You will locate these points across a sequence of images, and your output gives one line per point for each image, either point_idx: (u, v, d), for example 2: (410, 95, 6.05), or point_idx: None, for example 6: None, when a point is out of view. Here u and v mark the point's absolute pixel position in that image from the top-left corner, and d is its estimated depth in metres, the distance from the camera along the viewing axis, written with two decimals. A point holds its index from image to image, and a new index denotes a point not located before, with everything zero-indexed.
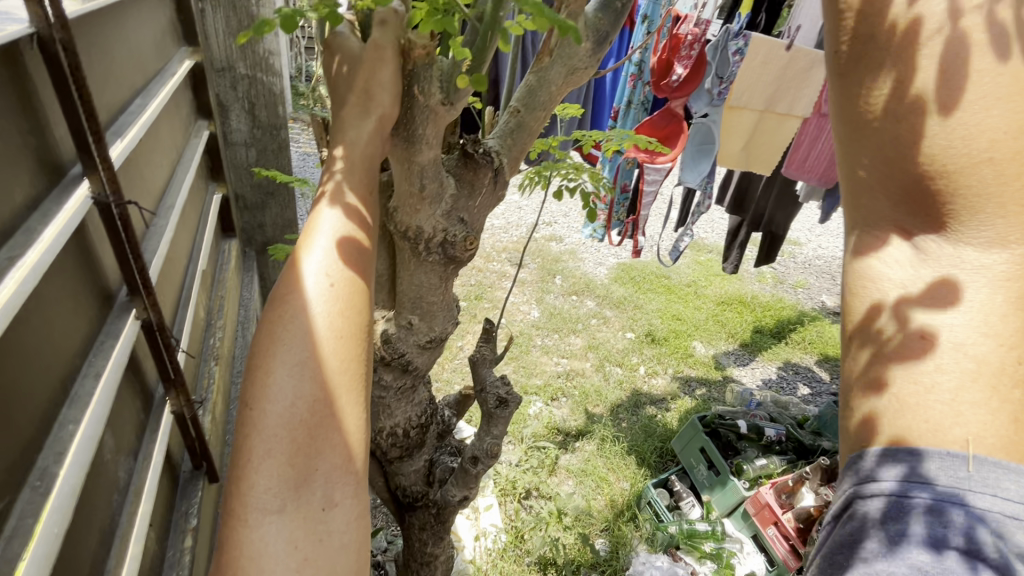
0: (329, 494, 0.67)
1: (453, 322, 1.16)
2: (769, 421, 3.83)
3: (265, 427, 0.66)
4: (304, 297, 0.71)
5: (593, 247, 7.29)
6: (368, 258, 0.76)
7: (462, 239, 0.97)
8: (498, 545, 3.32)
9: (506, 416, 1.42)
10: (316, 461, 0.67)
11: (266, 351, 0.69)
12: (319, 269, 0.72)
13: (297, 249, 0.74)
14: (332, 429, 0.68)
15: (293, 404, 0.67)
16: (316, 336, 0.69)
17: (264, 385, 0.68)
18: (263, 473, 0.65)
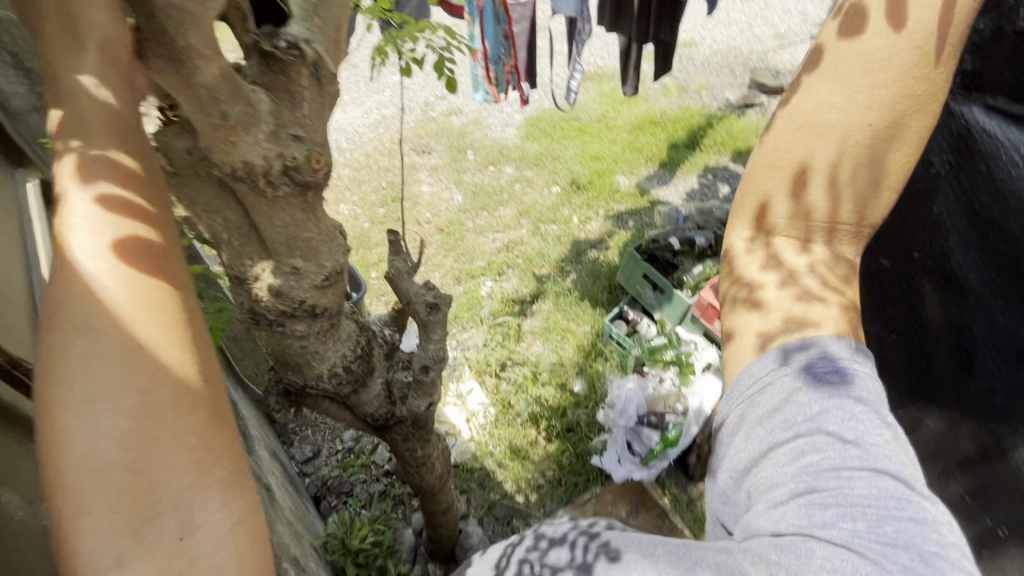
0: (183, 518, 0.55)
1: (342, 251, 1.06)
2: (697, 229, 4.02)
3: (73, 480, 0.54)
4: (88, 287, 0.60)
5: (495, 108, 6.86)
6: (148, 245, 0.64)
7: (306, 159, 0.83)
8: (490, 418, 3.67)
9: (440, 320, 1.38)
10: (152, 487, 0.55)
11: (50, 380, 0.57)
12: (85, 250, 0.61)
13: (57, 257, 0.62)
14: (160, 446, 0.56)
15: (97, 445, 0.55)
16: (116, 323, 0.59)
17: (57, 432, 0.55)
18: (98, 520, 0.53)
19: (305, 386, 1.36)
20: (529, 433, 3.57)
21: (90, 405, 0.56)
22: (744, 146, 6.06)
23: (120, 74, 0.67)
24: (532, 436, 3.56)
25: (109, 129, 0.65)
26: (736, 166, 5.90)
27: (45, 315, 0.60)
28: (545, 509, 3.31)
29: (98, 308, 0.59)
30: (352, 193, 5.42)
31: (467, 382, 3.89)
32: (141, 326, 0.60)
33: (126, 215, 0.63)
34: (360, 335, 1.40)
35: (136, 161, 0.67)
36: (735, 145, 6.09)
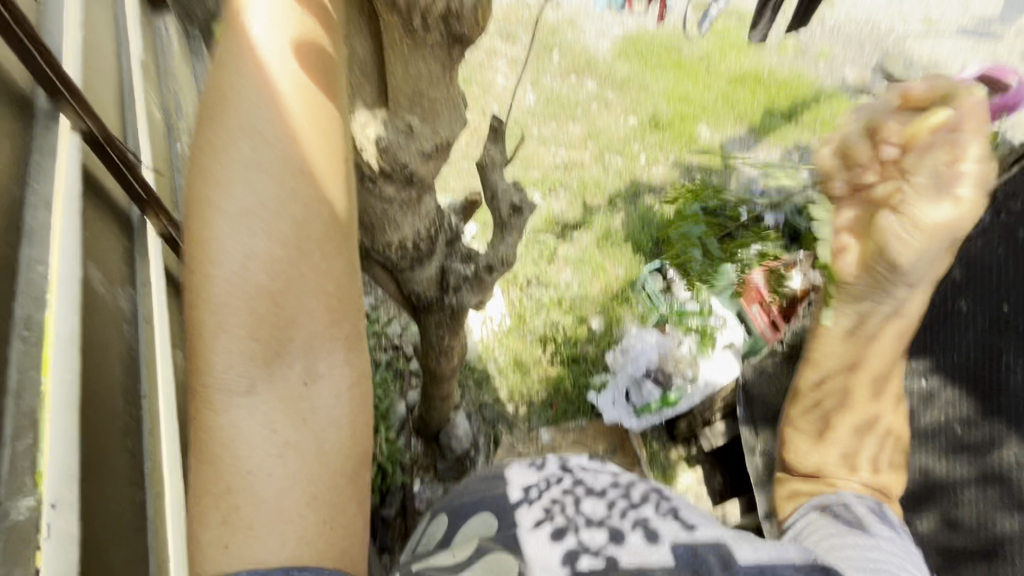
0: (308, 368, 0.70)
1: (461, 125, 0.97)
2: (770, 208, 3.72)
3: (212, 293, 0.66)
4: (276, 125, 0.67)
5: (596, 11, 6.25)
6: (327, 70, 0.71)
7: (472, 7, 0.73)
8: (504, 327, 3.73)
9: (519, 226, 1.35)
10: (289, 329, 0.68)
11: (212, 189, 0.66)
12: (276, 61, 0.67)
13: (240, 22, 0.68)
14: (297, 296, 0.67)
15: (245, 264, 0.66)
16: (262, 202, 0.66)
17: (205, 247, 0.66)
18: (227, 345, 0.66)
19: (370, 249, 1.35)
20: (536, 352, 3.59)
21: (230, 249, 0.65)
22: None
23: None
24: (537, 355, 3.63)
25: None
26: None
27: (207, 98, 0.70)
28: (530, 425, 3.44)
29: (276, 121, 0.67)
30: None
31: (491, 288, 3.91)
32: (330, 186, 0.69)
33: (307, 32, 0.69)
34: (435, 215, 1.36)
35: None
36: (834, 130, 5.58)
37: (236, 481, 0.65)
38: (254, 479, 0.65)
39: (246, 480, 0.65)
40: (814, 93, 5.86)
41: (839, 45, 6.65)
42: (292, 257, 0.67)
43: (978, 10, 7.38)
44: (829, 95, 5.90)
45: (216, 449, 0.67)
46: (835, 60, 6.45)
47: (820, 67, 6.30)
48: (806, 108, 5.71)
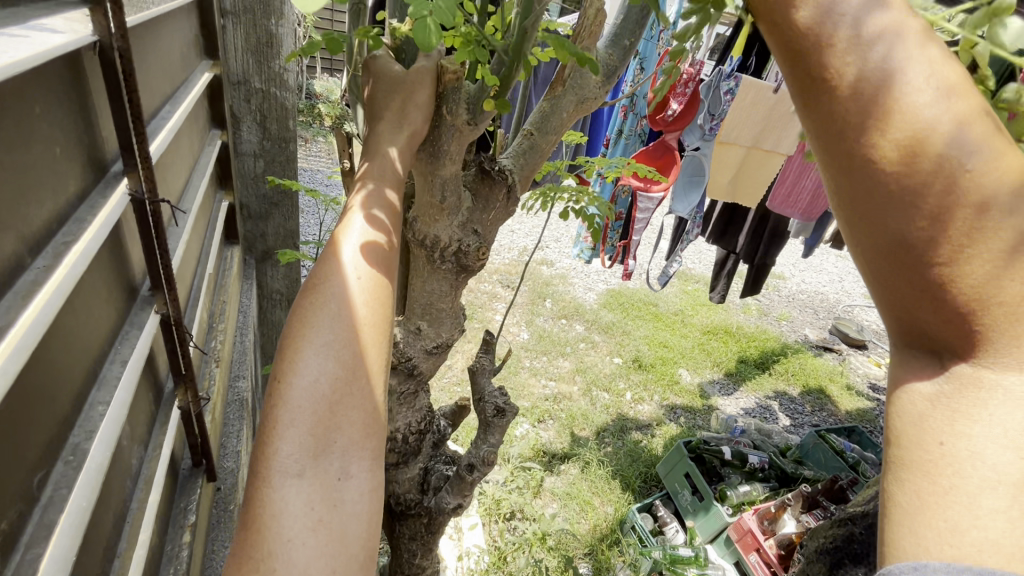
0: (346, 466, 0.68)
1: (458, 329, 1.22)
2: (753, 448, 3.82)
3: (290, 399, 0.69)
4: (350, 269, 0.76)
5: (584, 271, 7.44)
6: (392, 259, 0.80)
7: (475, 249, 1.05)
8: (481, 567, 3.24)
9: (502, 425, 1.47)
10: (336, 433, 0.69)
11: (301, 314, 0.74)
12: (358, 222, 0.79)
13: (341, 221, 0.80)
14: (353, 406, 0.70)
15: (319, 378, 0.70)
16: (334, 331, 0.72)
17: (292, 359, 0.70)
18: (287, 441, 0.67)
19: None
20: None
21: (311, 354, 0.71)
22: (814, 385, 5.97)
23: (416, 139, 0.86)
24: None
25: (393, 165, 0.83)
26: (804, 400, 5.76)
27: (307, 280, 0.78)
28: None
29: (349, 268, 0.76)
30: None
31: (471, 518, 3.66)
32: (377, 330, 0.75)
33: (384, 199, 0.81)
34: (427, 413, 1.50)
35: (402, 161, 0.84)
36: (805, 381, 6.01)
37: (277, 546, 0.61)
38: (292, 546, 0.61)
39: (285, 547, 0.61)
40: (781, 348, 6.52)
41: (796, 310, 7.67)
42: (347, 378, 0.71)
43: None
44: (793, 350, 6.55)
45: (263, 519, 0.63)
46: (794, 321, 7.37)
47: (782, 326, 7.15)
48: (775, 360, 6.27)
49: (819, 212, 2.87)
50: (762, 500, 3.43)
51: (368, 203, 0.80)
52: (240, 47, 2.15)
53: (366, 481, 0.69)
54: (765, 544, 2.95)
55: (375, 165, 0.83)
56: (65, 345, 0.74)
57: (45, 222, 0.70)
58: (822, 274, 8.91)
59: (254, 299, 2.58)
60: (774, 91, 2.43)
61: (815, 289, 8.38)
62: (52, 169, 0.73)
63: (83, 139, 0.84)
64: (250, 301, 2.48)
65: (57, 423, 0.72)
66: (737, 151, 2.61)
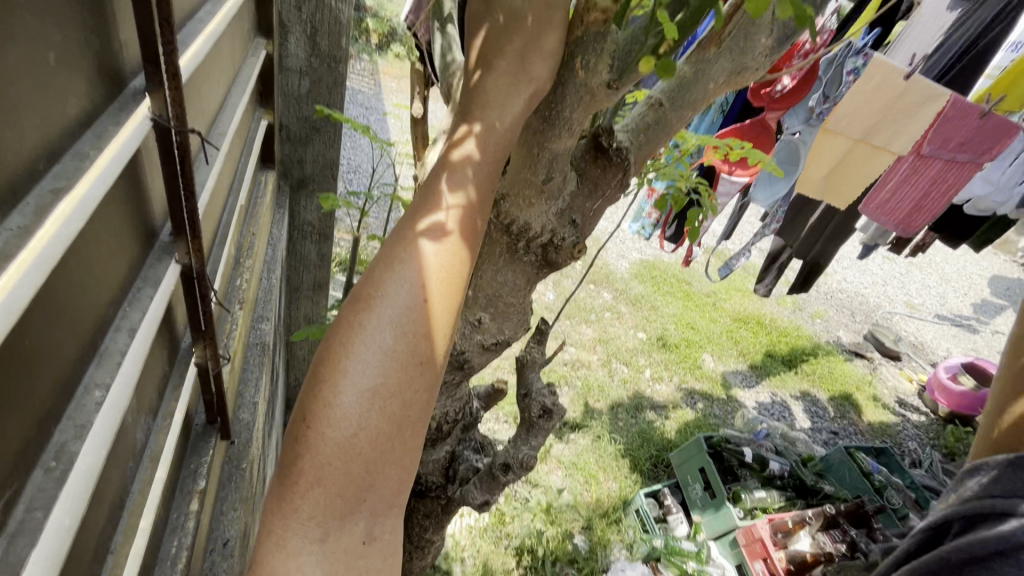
0: (371, 529, 0.59)
1: (524, 328, 1.03)
2: (774, 453, 3.68)
3: (318, 455, 0.56)
4: (412, 294, 0.60)
5: (619, 236, 7.12)
6: (467, 282, 0.64)
7: (571, 245, 0.84)
8: (480, 524, 3.37)
9: (546, 428, 1.32)
10: (366, 496, 0.58)
11: (346, 340, 0.58)
12: (428, 232, 0.61)
13: (416, 223, 0.62)
14: (390, 465, 0.59)
15: (357, 433, 0.56)
16: (385, 374, 0.58)
17: (327, 403, 0.57)
18: (310, 500, 0.56)
19: None
20: (508, 562, 3.20)
21: (349, 404, 0.56)
22: (840, 391, 5.75)
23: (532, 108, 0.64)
24: (509, 566, 3.18)
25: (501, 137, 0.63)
26: (827, 404, 5.56)
27: (356, 290, 0.61)
28: None
29: (411, 291, 0.60)
30: None
31: None
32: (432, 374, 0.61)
33: (469, 203, 0.63)
34: (465, 400, 1.35)
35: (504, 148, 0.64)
36: (831, 385, 5.79)
37: None
38: None
39: None
40: (811, 347, 6.25)
41: (833, 308, 7.32)
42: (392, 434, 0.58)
43: (953, 306, 8.20)
44: (824, 351, 6.27)
45: None
46: (829, 321, 7.04)
47: (816, 324, 6.84)
48: (804, 359, 6.03)
49: (917, 224, 2.62)
50: (775, 508, 3.33)
51: (449, 204, 0.62)
52: None
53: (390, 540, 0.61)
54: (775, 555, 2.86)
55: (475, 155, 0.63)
56: (52, 322, 0.57)
57: (28, 159, 0.51)
58: (865, 274, 8.45)
59: (285, 230, 2.41)
60: (907, 77, 2.06)
61: (857, 289, 7.97)
62: (42, 82, 0.53)
63: (93, 42, 0.64)
64: (281, 232, 2.32)
65: (36, 421, 0.56)
66: (842, 143, 2.34)
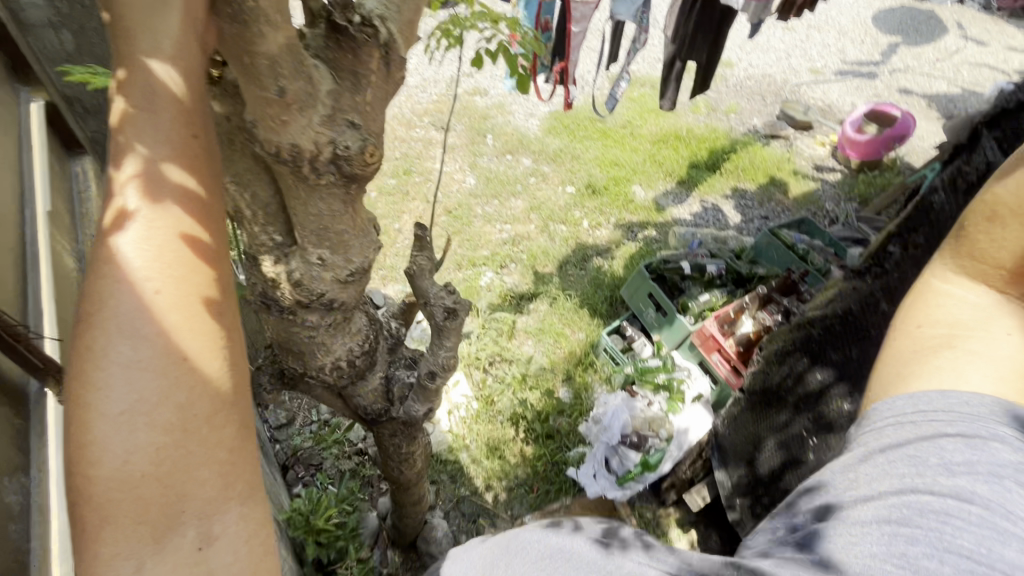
0: (204, 530, 0.60)
1: (373, 248, 0.98)
2: (710, 257, 3.94)
3: (96, 496, 0.58)
4: (140, 298, 0.64)
5: (522, 94, 6.71)
6: (196, 264, 0.68)
7: (359, 149, 0.80)
8: (471, 412, 3.71)
9: (457, 327, 1.31)
10: (179, 504, 0.59)
11: (83, 380, 0.61)
12: (131, 238, 0.66)
13: (109, 240, 0.66)
14: (189, 466, 0.60)
15: (130, 458, 0.59)
16: (144, 382, 0.61)
17: (86, 446, 0.59)
18: (110, 541, 0.57)
19: (303, 374, 1.28)
20: (507, 432, 3.64)
21: (113, 431, 0.59)
22: (762, 178, 6.00)
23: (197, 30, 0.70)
24: (510, 435, 3.63)
25: (168, 95, 0.68)
26: (754, 194, 5.84)
27: (81, 332, 0.64)
28: (512, 512, 3.39)
29: (134, 297, 0.63)
30: None
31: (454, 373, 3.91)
32: (200, 361, 0.64)
33: (168, 189, 0.68)
34: (369, 329, 1.31)
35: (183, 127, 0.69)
36: (754, 175, 6.02)
37: None
38: None
39: None
40: (730, 144, 6.36)
41: (744, 98, 7.32)
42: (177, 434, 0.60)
43: (853, 58, 8.32)
44: (743, 144, 6.41)
45: None
46: (743, 112, 7.08)
47: (731, 120, 6.89)
48: (725, 159, 6.17)
49: None
50: (721, 305, 3.62)
51: (141, 201, 0.67)
52: None
53: (238, 532, 0.62)
54: (726, 344, 3.20)
55: (147, 149, 0.67)
56: None
57: None
58: (769, 53, 8.34)
59: None
60: None
61: (763, 70, 7.92)
62: None
63: None
64: None
65: None
66: None
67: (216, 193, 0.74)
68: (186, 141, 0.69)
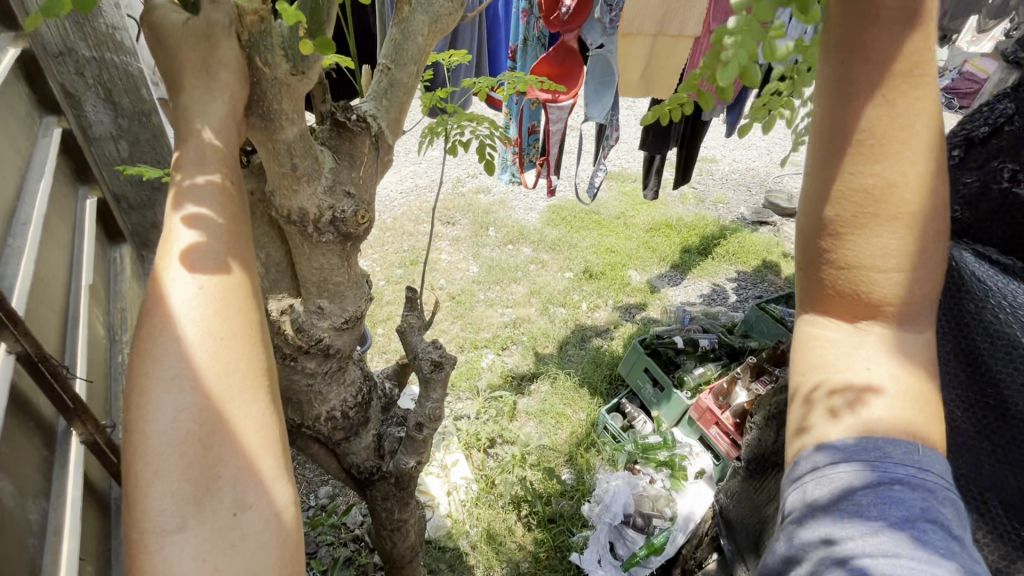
0: (240, 498, 0.63)
1: (364, 299, 1.27)
2: (703, 332, 4.16)
3: (148, 450, 0.62)
4: (173, 334, 0.67)
5: (521, 192, 7.21)
6: (239, 253, 0.75)
7: (353, 214, 1.09)
8: (471, 495, 3.63)
9: (442, 379, 1.43)
10: (217, 468, 0.63)
11: (144, 354, 0.67)
12: (185, 285, 0.69)
13: (158, 266, 0.71)
14: (228, 435, 0.65)
15: (179, 417, 0.63)
16: (194, 386, 0.65)
17: (142, 405, 0.64)
18: (158, 495, 0.60)
19: (300, 425, 1.41)
20: (509, 517, 3.53)
21: (176, 384, 0.65)
22: (754, 262, 6.23)
23: (235, 114, 0.82)
24: (511, 519, 3.53)
25: (216, 154, 0.78)
26: (743, 277, 6.04)
27: (140, 321, 0.69)
28: None
29: (184, 326, 0.67)
30: (375, 249, 5.63)
31: (453, 454, 3.89)
32: (228, 378, 0.67)
33: (214, 251, 0.72)
34: (362, 383, 1.47)
35: (229, 177, 0.78)
36: (746, 259, 6.26)
37: None
38: (173, 544, 0.59)
39: None
40: (719, 231, 6.66)
41: (731, 191, 7.67)
42: (220, 426, 0.65)
43: None
44: (731, 231, 6.72)
45: None
46: (731, 203, 7.40)
47: (719, 210, 7.21)
48: (716, 245, 6.43)
49: None
50: (716, 377, 3.78)
51: (198, 237, 0.72)
52: (61, 19, 2.18)
53: (271, 502, 0.65)
54: (722, 416, 3.26)
55: (204, 205, 0.74)
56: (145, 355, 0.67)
57: None
58: (750, 151, 8.96)
59: (126, 278, 2.61)
60: None
61: (748, 165, 8.40)
62: None
63: None
64: (121, 284, 2.53)
65: None
66: (643, 42, 2.85)
67: (243, 214, 0.79)
68: (230, 195, 0.77)
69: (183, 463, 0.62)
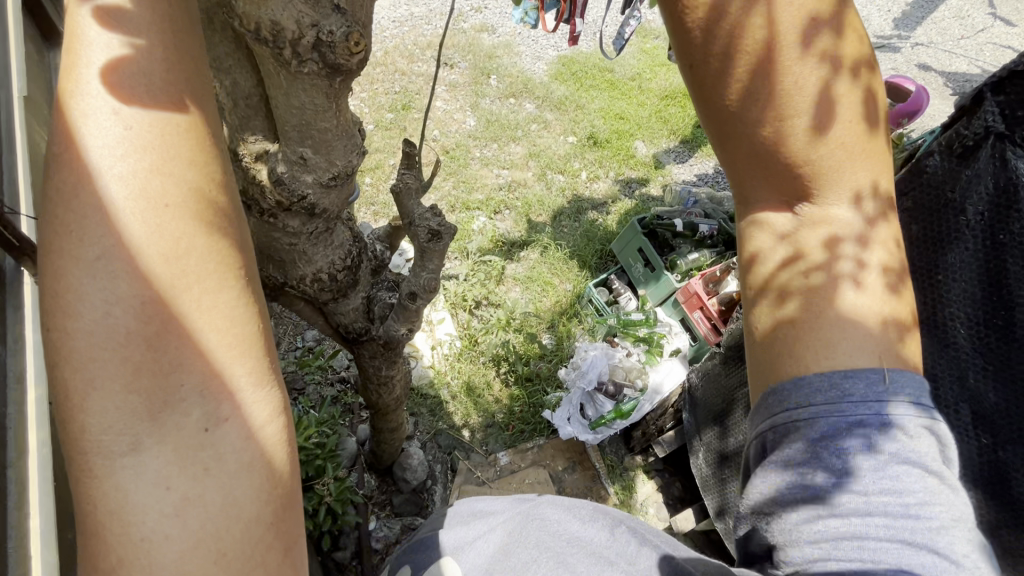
0: (208, 411, 0.53)
1: (356, 152, 1.08)
2: (703, 217, 4.03)
3: (79, 352, 0.50)
4: (98, 196, 0.52)
5: (530, 36, 6.38)
6: (179, 82, 0.57)
7: (343, 37, 0.86)
8: (454, 350, 3.79)
9: (440, 250, 1.30)
10: (171, 375, 0.52)
11: (64, 228, 0.52)
12: (107, 123, 0.53)
13: (64, 97, 0.54)
14: (182, 331, 0.52)
15: (112, 310, 0.51)
16: (133, 270, 0.51)
17: (67, 297, 0.51)
18: (99, 411, 0.50)
19: (284, 285, 1.31)
20: (488, 375, 3.73)
21: (105, 269, 0.51)
22: None
23: None
24: (490, 375, 3.73)
25: None
26: None
27: (51, 184, 0.54)
28: (487, 448, 3.50)
29: (108, 188, 0.52)
30: (362, 86, 5.07)
31: (439, 312, 3.97)
32: (180, 256, 0.52)
33: (144, 73, 0.55)
34: (351, 245, 1.35)
35: None
36: None
37: (124, 530, 0.49)
38: (129, 466, 0.50)
39: (137, 534, 0.48)
40: None
41: None
42: (176, 319, 0.52)
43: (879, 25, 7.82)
44: None
45: (98, 517, 0.49)
46: None
47: None
48: None
49: None
50: (708, 264, 3.74)
51: (119, 46, 0.55)
52: None
53: (248, 415, 0.54)
54: (708, 303, 3.30)
55: (130, 8, 0.56)
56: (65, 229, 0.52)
57: None
58: None
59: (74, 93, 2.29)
60: None
61: None
62: None
63: None
64: None
65: None
66: None
67: (188, 36, 0.60)
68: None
69: (125, 373, 0.50)
